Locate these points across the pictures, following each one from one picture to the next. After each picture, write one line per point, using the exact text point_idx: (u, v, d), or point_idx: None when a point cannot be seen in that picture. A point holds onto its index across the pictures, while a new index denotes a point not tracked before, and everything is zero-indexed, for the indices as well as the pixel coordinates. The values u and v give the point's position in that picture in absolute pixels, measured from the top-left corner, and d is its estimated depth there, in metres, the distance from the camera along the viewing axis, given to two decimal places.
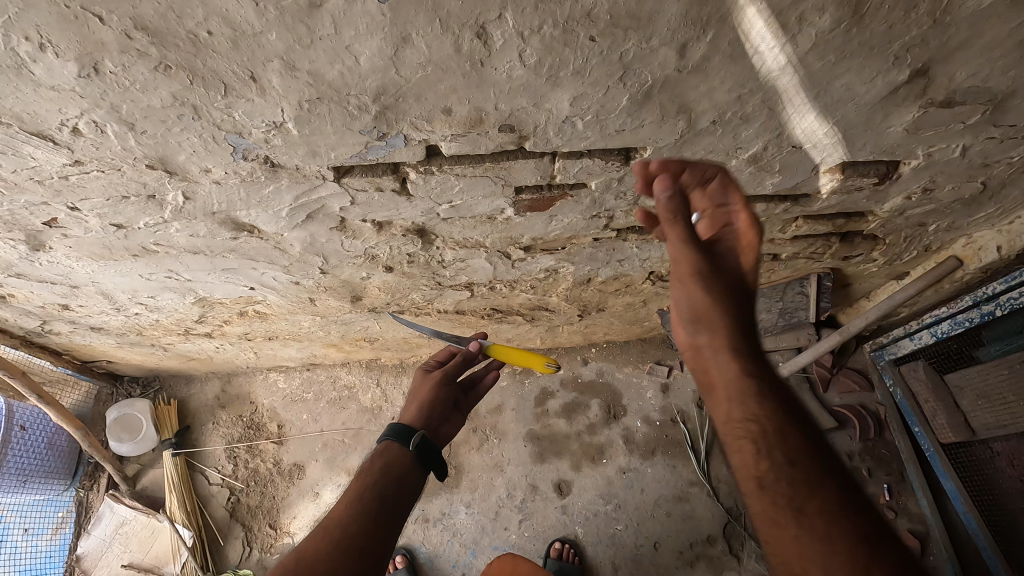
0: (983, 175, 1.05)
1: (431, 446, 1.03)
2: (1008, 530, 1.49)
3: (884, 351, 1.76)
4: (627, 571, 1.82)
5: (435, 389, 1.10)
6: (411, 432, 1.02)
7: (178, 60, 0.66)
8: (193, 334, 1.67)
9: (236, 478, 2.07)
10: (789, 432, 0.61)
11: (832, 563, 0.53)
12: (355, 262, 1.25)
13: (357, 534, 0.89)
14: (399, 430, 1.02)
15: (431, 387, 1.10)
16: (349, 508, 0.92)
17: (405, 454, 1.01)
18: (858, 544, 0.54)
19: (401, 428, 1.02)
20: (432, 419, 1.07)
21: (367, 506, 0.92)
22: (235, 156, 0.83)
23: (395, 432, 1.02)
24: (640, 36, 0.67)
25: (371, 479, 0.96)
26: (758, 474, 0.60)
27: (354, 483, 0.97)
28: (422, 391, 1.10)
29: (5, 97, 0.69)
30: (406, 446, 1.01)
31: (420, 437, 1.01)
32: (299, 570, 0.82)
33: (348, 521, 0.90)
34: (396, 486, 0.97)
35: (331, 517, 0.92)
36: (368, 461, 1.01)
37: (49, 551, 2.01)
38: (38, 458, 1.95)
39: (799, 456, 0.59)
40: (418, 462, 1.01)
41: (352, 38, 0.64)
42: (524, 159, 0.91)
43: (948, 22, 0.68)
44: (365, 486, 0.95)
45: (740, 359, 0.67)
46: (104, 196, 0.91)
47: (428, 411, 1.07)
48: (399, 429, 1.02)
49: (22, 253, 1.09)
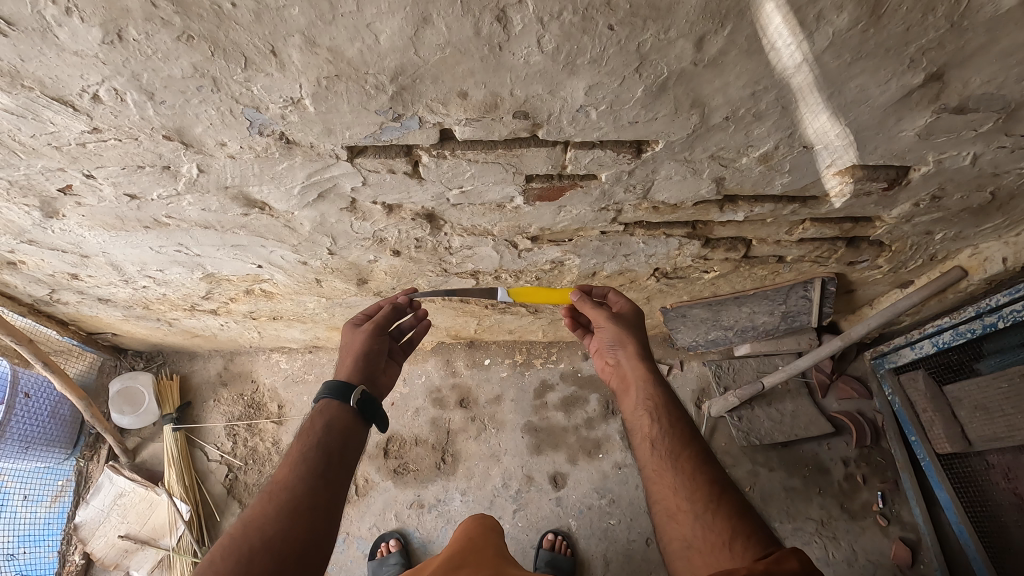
0: (993, 185, 1.06)
1: (371, 397, 1.05)
2: (999, 542, 1.51)
3: (885, 359, 1.75)
4: (618, 566, 1.83)
5: (368, 340, 1.13)
6: (352, 388, 1.03)
7: (200, 30, 0.66)
8: (199, 311, 1.69)
9: (235, 455, 2.09)
10: (671, 411, 1.01)
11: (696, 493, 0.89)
12: (363, 244, 1.26)
13: (305, 494, 0.86)
14: (337, 387, 1.02)
15: (364, 340, 1.13)
16: (295, 470, 0.89)
17: (346, 409, 1.01)
18: (709, 480, 0.91)
19: (340, 386, 1.03)
20: (369, 370, 1.11)
21: (312, 465, 0.90)
22: (251, 130, 0.84)
23: (334, 390, 1.02)
24: (659, 27, 0.68)
25: (315, 438, 0.95)
26: (651, 441, 0.99)
27: (296, 444, 0.94)
28: (354, 346, 1.12)
29: (29, 60, 0.70)
30: (348, 401, 1.01)
31: (362, 391, 1.03)
32: (249, 538, 0.79)
33: (294, 482, 0.87)
34: (340, 441, 0.96)
35: (275, 482, 0.88)
36: (308, 422, 0.99)
37: (48, 518, 2.02)
38: (40, 425, 1.96)
39: (676, 427, 0.99)
40: (360, 414, 1.02)
41: (374, 16, 0.65)
42: (536, 147, 0.91)
43: (965, 27, 0.68)
44: (310, 447, 0.93)
45: (640, 367, 1.08)
46: (119, 164, 0.92)
47: (363, 361, 1.10)
48: (337, 386, 1.03)
49: (36, 220, 1.10)
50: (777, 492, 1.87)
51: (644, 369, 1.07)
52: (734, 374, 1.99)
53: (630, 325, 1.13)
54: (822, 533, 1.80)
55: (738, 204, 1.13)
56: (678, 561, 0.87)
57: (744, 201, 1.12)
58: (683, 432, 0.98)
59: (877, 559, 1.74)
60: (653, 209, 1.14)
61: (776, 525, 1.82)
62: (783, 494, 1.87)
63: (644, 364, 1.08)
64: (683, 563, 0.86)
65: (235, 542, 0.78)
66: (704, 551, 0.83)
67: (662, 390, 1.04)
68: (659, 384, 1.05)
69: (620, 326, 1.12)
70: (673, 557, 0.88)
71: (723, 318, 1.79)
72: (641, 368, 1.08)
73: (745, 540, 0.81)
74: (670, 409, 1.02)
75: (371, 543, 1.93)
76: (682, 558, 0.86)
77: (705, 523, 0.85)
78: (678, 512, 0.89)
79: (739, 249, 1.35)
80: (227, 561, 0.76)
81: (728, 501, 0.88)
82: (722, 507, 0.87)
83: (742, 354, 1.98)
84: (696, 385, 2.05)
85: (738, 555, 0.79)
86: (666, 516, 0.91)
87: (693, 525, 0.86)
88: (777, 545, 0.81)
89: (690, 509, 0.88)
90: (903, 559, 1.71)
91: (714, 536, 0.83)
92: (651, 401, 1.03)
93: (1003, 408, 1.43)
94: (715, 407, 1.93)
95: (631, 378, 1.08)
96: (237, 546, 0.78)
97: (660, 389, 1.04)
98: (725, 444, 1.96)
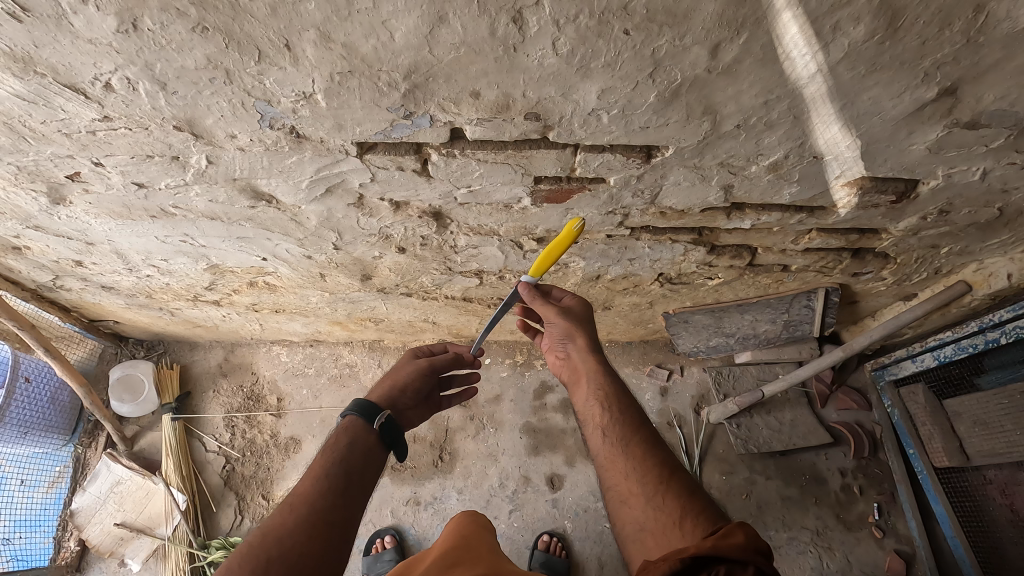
0: (1001, 201, 1.06)
1: (394, 423, 1.00)
2: (994, 557, 1.51)
3: (885, 371, 1.74)
4: (613, 568, 1.83)
5: (414, 375, 1.11)
6: (377, 410, 0.99)
7: (216, 22, 0.66)
8: (201, 301, 1.69)
9: (233, 446, 2.09)
10: (622, 399, 0.96)
11: (646, 476, 0.85)
12: (368, 240, 1.26)
13: (326, 507, 0.82)
14: (365, 406, 0.98)
15: (410, 374, 1.11)
16: (316, 484, 0.84)
17: (369, 431, 0.96)
18: (659, 462, 0.87)
19: (368, 405, 0.99)
20: (399, 401, 1.06)
21: (333, 482, 0.85)
22: (261, 124, 0.84)
23: (361, 408, 0.98)
24: (675, 33, 0.67)
25: (336, 454, 0.90)
26: (603, 430, 0.93)
27: (320, 457, 0.90)
28: (400, 374, 1.11)
29: (42, 47, 0.70)
30: (371, 423, 0.96)
31: (386, 415, 0.98)
32: (266, 548, 0.75)
33: (315, 497, 0.82)
34: (362, 460, 0.91)
35: (295, 494, 0.84)
36: (332, 436, 0.94)
37: (44, 504, 2.02)
38: (39, 410, 1.96)
39: (626, 414, 0.93)
40: (382, 439, 0.97)
41: (390, 13, 0.65)
42: (546, 149, 0.91)
43: (981, 42, 0.68)
44: (332, 462, 0.89)
45: (592, 359, 1.01)
46: (128, 153, 0.92)
47: (398, 392, 1.07)
48: (366, 405, 0.99)
49: (43, 206, 1.10)
50: (774, 501, 1.86)
51: (595, 361, 1.01)
52: (734, 381, 2.00)
53: (580, 319, 1.05)
54: (817, 543, 1.79)
55: (745, 211, 1.13)
56: (631, 546, 0.82)
57: (751, 209, 1.12)
58: (634, 417, 0.94)
59: (872, 571, 1.74)
60: (660, 214, 1.14)
61: (771, 534, 1.82)
62: (780, 503, 1.87)
63: (595, 356, 1.01)
64: (636, 547, 0.81)
65: (253, 550, 0.74)
66: (655, 533, 0.79)
67: (612, 380, 0.98)
68: (611, 373, 1.00)
69: (570, 321, 1.03)
70: (628, 542, 0.83)
71: (725, 325, 1.79)
72: (591, 361, 1.01)
73: (695, 517, 0.77)
74: (621, 397, 0.96)
75: (366, 539, 1.93)
76: (635, 542, 0.82)
77: (655, 505, 0.81)
78: (630, 496, 0.85)
79: (744, 257, 1.35)
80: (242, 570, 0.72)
81: (677, 482, 0.84)
82: (673, 487, 0.83)
83: (743, 361, 1.99)
84: (695, 391, 2.05)
85: (688, 533, 0.75)
86: (618, 502, 0.87)
87: (645, 508, 0.82)
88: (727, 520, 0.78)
89: (642, 492, 0.84)
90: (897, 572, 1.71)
91: (664, 517, 0.79)
92: (602, 392, 0.97)
93: (1004, 424, 1.42)
94: (714, 413, 1.93)
95: (582, 371, 1.02)
96: (253, 555, 0.74)
97: (611, 380, 0.98)
98: (723, 451, 1.96)
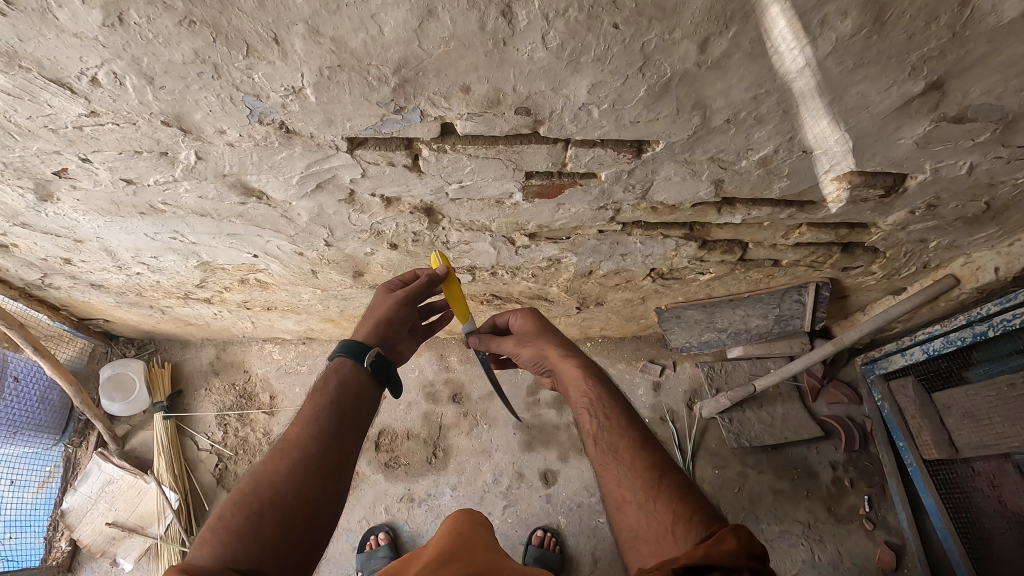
0: (987, 195, 1.07)
1: (385, 359, 0.95)
2: (981, 548, 1.53)
3: (874, 365, 1.80)
4: (606, 563, 1.84)
5: (396, 308, 0.98)
6: (366, 348, 0.92)
7: (203, 15, 0.66)
8: (192, 299, 1.68)
9: (225, 445, 2.09)
10: (608, 402, 0.95)
11: (638, 482, 0.84)
12: (360, 237, 1.26)
13: (320, 450, 0.80)
14: (352, 346, 0.92)
15: (392, 307, 0.98)
16: (307, 428, 0.82)
17: (360, 370, 0.91)
18: (650, 465, 0.86)
19: (354, 344, 0.92)
20: (390, 335, 0.98)
21: (325, 424, 0.83)
22: (250, 118, 0.84)
23: (349, 348, 0.92)
24: (664, 27, 0.67)
25: (326, 399, 0.86)
26: (594, 438, 0.93)
27: (308, 404, 0.86)
28: (380, 308, 0.99)
29: (26, 40, 0.69)
30: (361, 362, 0.91)
31: (376, 353, 0.92)
32: (260, 493, 0.75)
33: (306, 441, 0.80)
34: (354, 402, 0.87)
35: (286, 439, 0.82)
36: (320, 381, 0.90)
37: (35, 504, 1.99)
38: (28, 410, 1.94)
39: (613, 417, 0.93)
40: (374, 376, 0.92)
41: (379, 7, 0.65)
42: (536, 144, 0.91)
43: (967, 37, 0.68)
44: (322, 406, 0.85)
45: (570, 365, 1.01)
46: (116, 149, 0.91)
47: (385, 328, 0.97)
48: (352, 345, 0.92)
49: (30, 203, 1.09)
50: (766, 494, 1.88)
51: (573, 368, 1.01)
52: (726, 376, 2.01)
53: (538, 333, 1.08)
54: (809, 536, 1.81)
55: (736, 207, 1.13)
56: (628, 553, 0.82)
57: (742, 204, 1.13)
58: (624, 419, 0.93)
59: (862, 563, 1.76)
60: (652, 209, 1.15)
61: (763, 527, 1.83)
62: (772, 496, 1.88)
63: (573, 363, 1.01)
64: (632, 555, 0.81)
65: (248, 495, 0.74)
66: (649, 540, 0.79)
67: (596, 384, 0.98)
68: (595, 377, 0.99)
69: (530, 344, 1.06)
70: (625, 548, 0.83)
71: (717, 320, 1.81)
72: (569, 369, 1.01)
73: (687, 522, 0.77)
74: (609, 400, 0.96)
75: (360, 536, 1.93)
76: (631, 549, 0.82)
77: (648, 511, 0.81)
78: (624, 502, 0.85)
79: (735, 252, 1.36)
80: (238, 516, 0.72)
81: (670, 484, 0.83)
82: (665, 490, 0.82)
83: (735, 356, 2.00)
84: (688, 386, 2.06)
85: (680, 539, 0.75)
86: (614, 510, 0.86)
87: (639, 515, 0.82)
88: (721, 522, 0.78)
89: (634, 499, 0.83)
90: (887, 564, 1.73)
91: (656, 523, 0.79)
92: (586, 399, 0.96)
93: (993, 417, 1.43)
94: (706, 408, 1.93)
95: (566, 380, 1.02)
96: (248, 501, 0.74)
97: (596, 385, 0.98)
98: (715, 445, 1.97)
